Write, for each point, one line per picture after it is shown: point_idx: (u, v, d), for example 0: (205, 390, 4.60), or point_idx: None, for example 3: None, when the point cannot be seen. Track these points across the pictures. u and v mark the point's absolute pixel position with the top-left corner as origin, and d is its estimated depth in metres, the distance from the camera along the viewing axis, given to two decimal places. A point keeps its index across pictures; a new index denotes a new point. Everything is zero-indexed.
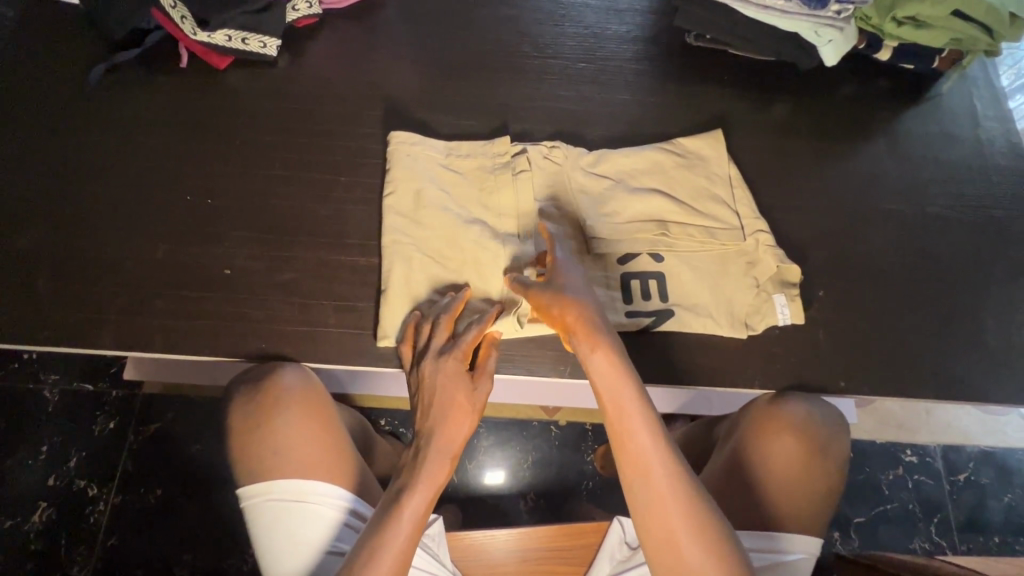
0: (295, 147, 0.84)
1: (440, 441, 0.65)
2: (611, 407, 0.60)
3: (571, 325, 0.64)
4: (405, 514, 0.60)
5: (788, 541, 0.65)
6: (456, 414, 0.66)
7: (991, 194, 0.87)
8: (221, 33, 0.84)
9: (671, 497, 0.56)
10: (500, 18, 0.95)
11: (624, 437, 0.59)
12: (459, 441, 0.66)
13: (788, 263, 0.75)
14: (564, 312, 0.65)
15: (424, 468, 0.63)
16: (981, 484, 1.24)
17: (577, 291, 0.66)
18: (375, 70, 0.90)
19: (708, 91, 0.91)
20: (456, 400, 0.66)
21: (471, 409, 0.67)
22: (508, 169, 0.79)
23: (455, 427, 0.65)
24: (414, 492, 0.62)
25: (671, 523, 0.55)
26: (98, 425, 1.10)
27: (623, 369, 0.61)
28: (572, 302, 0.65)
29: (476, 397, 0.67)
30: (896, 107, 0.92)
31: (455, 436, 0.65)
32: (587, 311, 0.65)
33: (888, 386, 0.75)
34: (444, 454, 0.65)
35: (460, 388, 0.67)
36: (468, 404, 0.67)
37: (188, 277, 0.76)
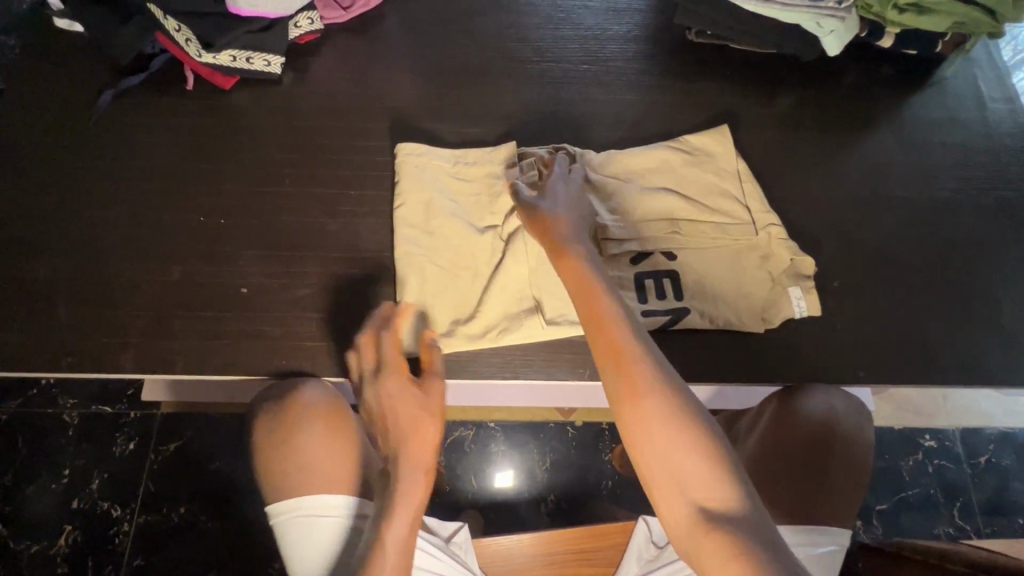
0: (304, 164, 0.84)
1: (404, 459, 0.61)
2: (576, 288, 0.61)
3: (543, 231, 0.67)
4: (390, 546, 0.57)
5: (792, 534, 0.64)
6: (412, 423, 0.63)
7: (1001, 175, 0.87)
8: (225, 54, 0.84)
9: (645, 374, 0.52)
10: (500, 25, 0.95)
11: (600, 319, 0.57)
12: (428, 448, 0.62)
13: (800, 255, 0.76)
14: (537, 221, 0.68)
15: (396, 488, 0.60)
16: (1002, 466, 1.23)
17: (555, 216, 0.68)
18: (379, 83, 0.90)
19: (711, 86, 0.91)
20: (409, 410, 0.63)
21: (430, 409, 0.64)
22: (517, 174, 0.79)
23: (417, 436, 0.62)
24: (391, 518, 0.58)
25: (635, 376, 0.53)
26: (118, 446, 1.11)
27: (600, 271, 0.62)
28: (554, 221, 0.67)
29: (431, 398, 0.64)
30: (900, 94, 0.91)
31: (421, 444, 0.62)
32: (566, 229, 0.67)
33: (907, 374, 0.75)
34: (420, 469, 0.62)
35: (407, 397, 0.64)
36: (425, 408, 0.63)
37: (205, 299, 0.77)
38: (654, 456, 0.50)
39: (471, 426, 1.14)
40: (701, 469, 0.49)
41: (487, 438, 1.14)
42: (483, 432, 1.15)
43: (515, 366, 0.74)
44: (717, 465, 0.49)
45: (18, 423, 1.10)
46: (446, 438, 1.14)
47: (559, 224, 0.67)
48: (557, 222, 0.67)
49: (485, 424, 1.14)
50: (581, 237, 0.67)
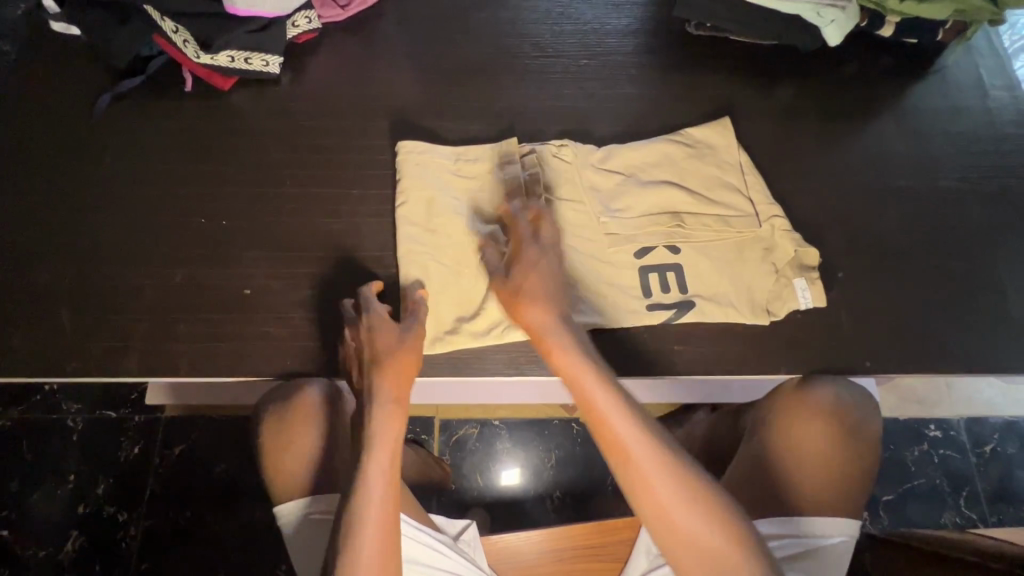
0: (304, 164, 0.84)
1: (378, 391, 0.64)
2: (567, 372, 0.62)
3: (525, 302, 0.67)
4: (371, 480, 0.59)
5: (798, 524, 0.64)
6: (385, 364, 0.65)
7: (1004, 163, 0.86)
8: (224, 55, 0.84)
9: (656, 477, 0.56)
10: (498, 22, 0.95)
11: (598, 421, 0.58)
12: (402, 377, 0.65)
13: (805, 247, 0.75)
14: (517, 290, 0.68)
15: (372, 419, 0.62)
16: (1007, 454, 1.23)
17: (530, 295, 0.67)
18: (378, 81, 0.90)
19: (711, 79, 0.90)
20: (379, 354, 0.66)
21: (404, 350, 0.67)
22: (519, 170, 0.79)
23: (390, 375, 0.65)
24: (371, 447, 0.61)
25: (645, 470, 0.56)
26: (123, 450, 1.10)
27: (585, 356, 0.63)
28: (528, 302, 0.67)
29: (402, 342, 0.67)
30: (901, 83, 0.91)
31: (395, 375, 0.65)
32: (542, 309, 0.66)
33: (913, 363, 0.75)
34: (398, 410, 0.64)
35: (379, 342, 0.67)
36: (397, 350, 0.66)
37: (208, 301, 0.77)
38: (677, 545, 0.55)
39: (476, 424, 1.15)
40: (723, 551, 0.53)
41: (492, 436, 1.15)
42: (488, 430, 1.15)
43: (521, 363, 0.74)
44: (735, 543, 0.54)
45: (23, 429, 1.10)
46: (450, 437, 1.15)
47: (535, 309, 0.66)
48: (531, 307, 0.66)
49: (489, 423, 1.15)
50: (559, 315, 0.66)
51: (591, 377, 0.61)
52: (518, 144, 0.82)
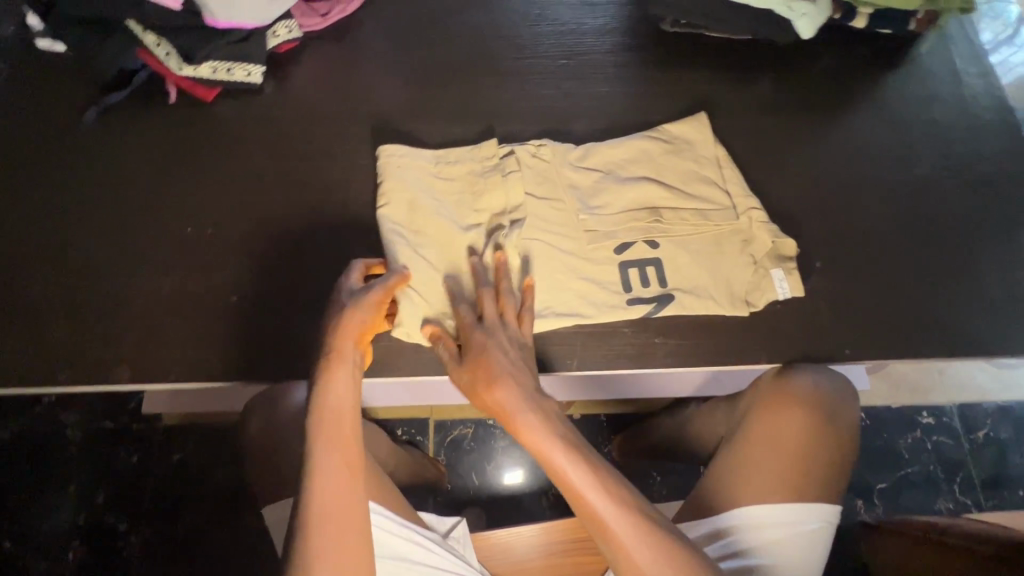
0: (288, 171, 0.85)
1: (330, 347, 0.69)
2: (536, 449, 0.64)
3: (488, 383, 0.67)
4: (320, 473, 0.64)
5: (774, 510, 0.66)
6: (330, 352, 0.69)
7: (980, 149, 0.87)
8: (206, 66, 0.85)
9: (637, 549, 0.60)
10: (477, 25, 0.96)
11: (575, 497, 0.62)
12: (349, 333, 0.69)
13: (782, 237, 0.76)
14: (479, 370, 0.67)
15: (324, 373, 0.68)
16: (999, 439, 1.24)
17: (486, 383, 0.67)
18: (360, 88, 0.91)
19: (689, 75, 0.91)
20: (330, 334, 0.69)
21: (354, 320, 0.69)
22: (497, 171, 0.80)
23: (338, 353, 0.68)
24: (321, 391, 0.68)
25: (623, 541, 0.60)
26: (122, 459, 1.12)
27: (552, 428, 0.64)
28: (488, 384, 0.67)
29: (344, 325, 0.69)
30: (877, 73, 0.92)
31: (345, 332, 0.69)
32: (502, 393, 0.66)
33: (893, 350, 0.76)
34: (346, 405, 0.68)
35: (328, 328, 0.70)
36: (344, 328, 0.69)
37: (195, 309, 0.78)
38: None
39: (470, 425, 1.18)
40: None
41: (486, 436, 1.18)
42: (483, 430, 1.18)
43: None
44: None
45: (22, 441, 1.12)
46: (445, 438, 1.18)
47: (494, 396, 0.66)
48: (490, 397, 0.67)
49: (483, 422, 1.18)
50: (523, 390, 0.66)
51: (562, 455, 0.63)
52: (497, 145, 0.83)
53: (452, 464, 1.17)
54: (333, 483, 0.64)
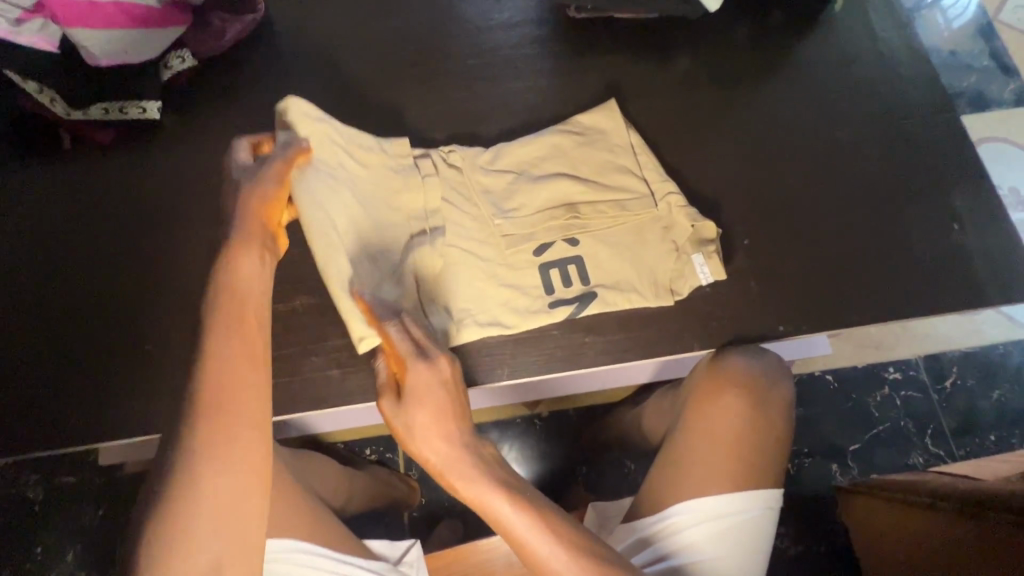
0: (196, 208, 0.83)
1: (240, 207, 0.61)
2: (473, 496, 0.59)
3: (427, 430, 0.60)
4: (201, 500, 0.50)
5: (711, 503, 0.65)
6: (221, 331, 0.55)
7: (902, 103, 0.86)
8: (95, 109, 0.82)
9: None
10: (380, 33, 0.93)
11: (517, 543, 0.58)
12: (259, 197, 0.62)
13: (702, 219, 0.74)
14: (412, 423, 0.60)
15: (235, 230, 0.60)
16: (967, 386, 1.23)
17: (414, 430, 0.60)
18: (265, 111, 0.88)
19: (601, 61, 0.89)
20: (229, 243, 0.59)
21: (257, 195, 0.62)
22: (415, 171, 0.76)
23: (245, 231, 0.60)
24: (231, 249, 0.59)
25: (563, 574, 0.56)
26: (86, 514, 1.09)
27: (490, 472, 0.60)
28: (424, 434, 0.60)
29: (238, 284, 0.58)
30: (792, 37, 0.90)
31: (252, 196, 0.62)
32: (442, 439, 0.60)
33: (826, 320, 0.75)
34: (248, 414, 0.53)
35: (219, 291, 0.57)
36: (251, 204, 0.61)
37: (114, 363, 0.75)
38: None
39: None
40: None
41: None
42: None
43: None
44: None
45: None
46: None
47: (434, 444, 0.60)
48: (425, 443, 0.60)
49: None
50: (459, 433, 0.61)
51: (499, 499, 0.58)
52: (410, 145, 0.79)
53: (423, 479, 1.14)
54: (216, 509, 0.51)
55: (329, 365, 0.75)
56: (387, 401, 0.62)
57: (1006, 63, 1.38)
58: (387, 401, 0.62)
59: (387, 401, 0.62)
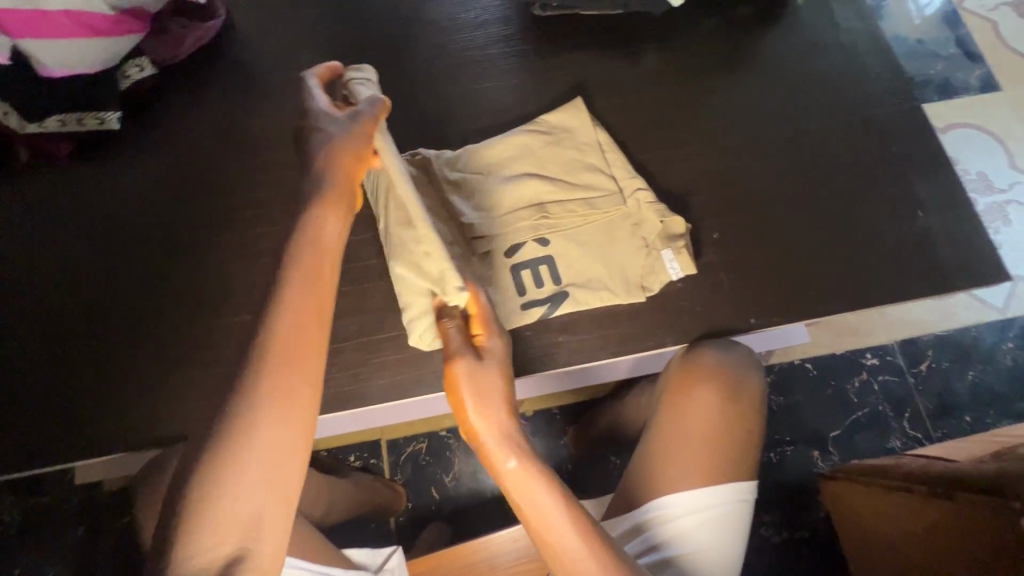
0: (161, 219, 0.81)
1: (331, 157, 0.58)
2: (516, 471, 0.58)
3: (497, 399, 0.59)
4: (254, 449, 0.46)
5: (693, 495, 0.67)
6: (296, 283, 0.51)
7: (866, 93, 0.87)
8: (52, 120, 0.80)
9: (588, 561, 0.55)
10: (346, 35, 0.91)
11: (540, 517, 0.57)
12: (351, 152, 0.59)
13: (670, 215, 0.74)
14: (487, 387, 0.59)
15: (325, 180, 0.57)
16: (942, 368, 1.25)
17: (488, 400, 0.59)
18: (230, 118, 0.87)
19: (568, 58, 0.88)
20: (323, 192, 0.56)
21: (347, 151, 0.59)
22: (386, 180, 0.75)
23: (335, 186, 0.57)
24: (319, 200, 0.56)
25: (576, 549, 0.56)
26: (64, 534, 1.07)
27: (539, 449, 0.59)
28: (494, 403, 0.59)
29: (320, 239, 0.55)
30: (756, 30, 0.90)
31: (345, 149, 0.59)
32: (506, 412, 0.59)
33: (795, 311, 0.76)
34: (313, 367, 0.50)
35: (301, 240, 0.54)
36: (341, 159, 0.58)
37: (79, 382, 0.74)
38: None
39: (422, 439, 1.15)
40: None
41: (441, 447, 1.15)
42: (437, 443, 1.15)
43: (408, 384, 0.73)
44: None
45: None
46: (400, 456, 1.14)
47: (501, 415, 0.59)
48: (493, 410, 0.59)
49: (436, 434, 1.15)
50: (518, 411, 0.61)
51: (543, 476, 0.58)
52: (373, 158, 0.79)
53: (409, 483, 1.13)
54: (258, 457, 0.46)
55: None
56: (462, 359, 0.60)
57: (971, 50, 1.40)
58: (460, 359, 0.60)
59: (462, 359, 0.60)
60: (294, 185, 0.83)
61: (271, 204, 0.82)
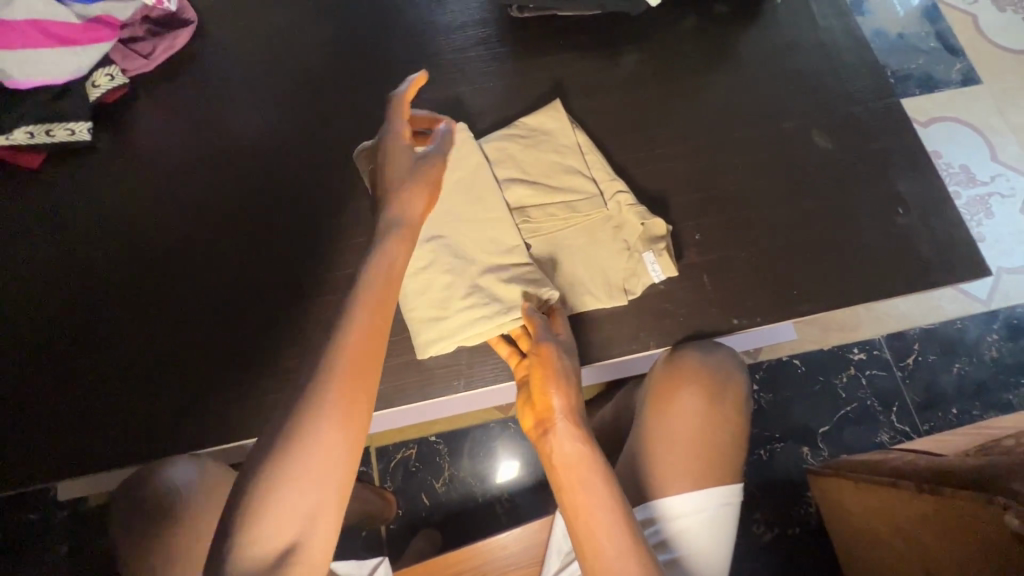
0: (136, 232, 0.80)
1: (417, 196, 0.59)
2: (574, 452, 0.61)
3: (565, 386, 0.63)
4: (314, 450, 0.45)
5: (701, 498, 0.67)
6: (373, 299, 0.51)
7: (845, 91, 0.87)
8: (20, 132, 0.78)
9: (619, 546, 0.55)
10: (322, 40, 0.90)
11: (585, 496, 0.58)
12: (433, 195, 0.60)
13: (651, 217, 0.73)
14: (559, 374, 0.64)
15: (408, 211, 0.57)
16: (929, 362, 1.26)
17: (565, 382, 0.64)
18: (205, 127, 0.85)
19: (547, 60, 0.88)
20: (398, 223, 0.56)
21: (417, 185, 0.59)
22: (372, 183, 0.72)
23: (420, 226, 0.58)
24: (401, 225, 0.56)
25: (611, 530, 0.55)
26: (49, 551, 1.04)
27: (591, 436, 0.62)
28: (564, 389, 0.63)
29: (397, 265, 0.54)
30: (735, 29, 0.90)
31: (430, 192, 0.60)
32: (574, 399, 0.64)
33: (777, 311, 0.75)
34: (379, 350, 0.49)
35: (378, 262, 0.53)
36: (427, 199, 0.59)
37: (56, 399, 0.72)
38: None
39: (412, 445, 1.13)
40: None
41: (430, 453, 1.14)
42: (426, 448, 1.14)
43: (391, 394, 0.72)
44: None
45: None
46: (389, 462, 1.13)
47: (568, 396, 0.63)
48: (564, 390, 0.63)
49: (425, 439, 1.14)
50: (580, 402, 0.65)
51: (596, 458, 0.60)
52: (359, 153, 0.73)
53: (399, 490, 1.12)
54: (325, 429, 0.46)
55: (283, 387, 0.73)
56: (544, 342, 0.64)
57: (951, 45, 1.41)
58: (542, 342, 0.64)
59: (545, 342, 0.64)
60: (271, 193, 0.82)
61: (249, 213, 0.81)
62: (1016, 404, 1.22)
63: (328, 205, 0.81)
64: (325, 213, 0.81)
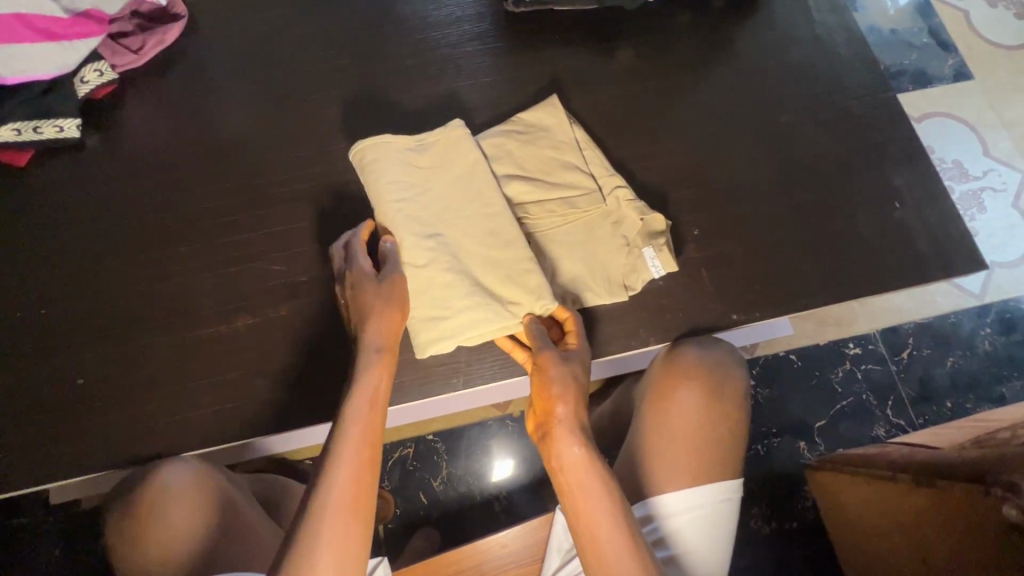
0: (128, 231, 0.78)
1: (373, 325, 0.64)
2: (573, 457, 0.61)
3: (564, 391, 0.63)
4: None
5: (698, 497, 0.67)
6: (358, 431, 0.59)
7: (842, 85, 0.87)
8: (7, 129, 0.76)
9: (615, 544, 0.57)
10: (316, 35, 0.89)
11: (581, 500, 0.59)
12: (387, 317, 0.65)
13: (650, 212, 0.73)
14: (557, 380, 0.64)
15: (370, 338, 0.64)
16: (923, 356, 1.26)
17: (566, 387, 0.64)
18: (198, 124, 0.84)
19: (543, 55, 0.87)
20: (373, 351, 0.64)
21: (379, 314, 0.65)
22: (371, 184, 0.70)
23: (383, 348, 0.64)
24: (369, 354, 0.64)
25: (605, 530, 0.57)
26: (42, 554, 1.03)
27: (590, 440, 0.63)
28: (562, 395, 0.63)
29: (377, 395, 0.62)
30: (732, 23, 0.90)
31: (382, 319, 0.64)
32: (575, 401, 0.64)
33: (775, 305, 0.75)
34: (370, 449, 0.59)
35: (358, 397, 0.61)
36: (382, 324, 0.64)
37: (47, 401, 0.71)
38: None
39: (409, 444, 1.13)
40: None
41: (428, 452, 1.13)
42: (424, 447, 1.13)
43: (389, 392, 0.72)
44: None
45: None
46: (387, 462, 1.12)
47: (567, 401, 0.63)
48: (563, 393, 0.63)
49: (423, 438, 1.13)
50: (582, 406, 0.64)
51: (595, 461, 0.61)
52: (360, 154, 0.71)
53: (396, 490, 1.11)
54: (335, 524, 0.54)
55: (279, 386, 0.73)
56: (544, 350, 0.64)
57: (944, 40, 1.42)
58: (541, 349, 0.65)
59: (544, 349, 0.64)
60: (265, 191, 0.81)
61: (244, 211, 0.80)
62: (1009, 397, 1.23)
63: (323, 203, 0.80)
64: (319, 210, 0.80)
